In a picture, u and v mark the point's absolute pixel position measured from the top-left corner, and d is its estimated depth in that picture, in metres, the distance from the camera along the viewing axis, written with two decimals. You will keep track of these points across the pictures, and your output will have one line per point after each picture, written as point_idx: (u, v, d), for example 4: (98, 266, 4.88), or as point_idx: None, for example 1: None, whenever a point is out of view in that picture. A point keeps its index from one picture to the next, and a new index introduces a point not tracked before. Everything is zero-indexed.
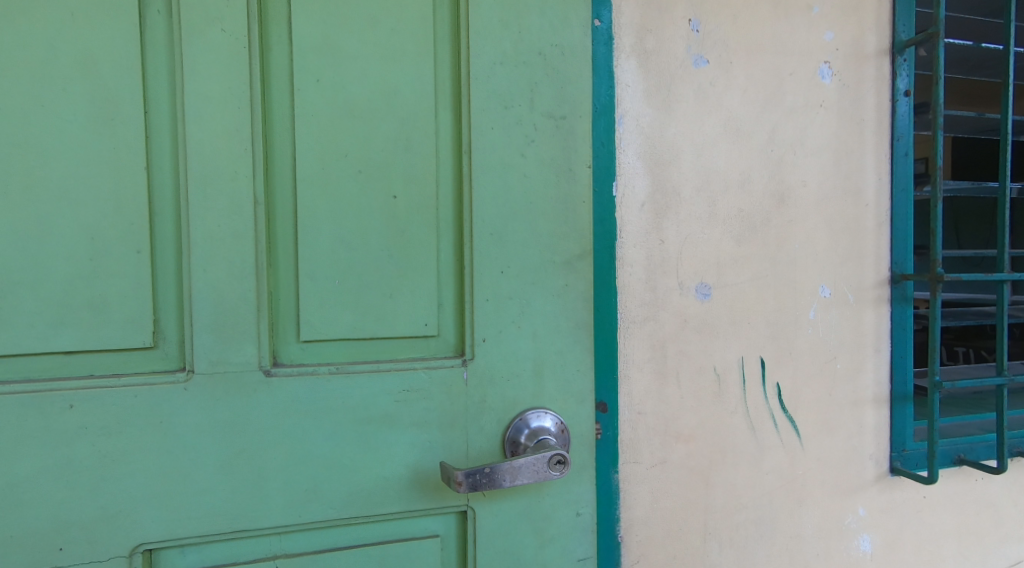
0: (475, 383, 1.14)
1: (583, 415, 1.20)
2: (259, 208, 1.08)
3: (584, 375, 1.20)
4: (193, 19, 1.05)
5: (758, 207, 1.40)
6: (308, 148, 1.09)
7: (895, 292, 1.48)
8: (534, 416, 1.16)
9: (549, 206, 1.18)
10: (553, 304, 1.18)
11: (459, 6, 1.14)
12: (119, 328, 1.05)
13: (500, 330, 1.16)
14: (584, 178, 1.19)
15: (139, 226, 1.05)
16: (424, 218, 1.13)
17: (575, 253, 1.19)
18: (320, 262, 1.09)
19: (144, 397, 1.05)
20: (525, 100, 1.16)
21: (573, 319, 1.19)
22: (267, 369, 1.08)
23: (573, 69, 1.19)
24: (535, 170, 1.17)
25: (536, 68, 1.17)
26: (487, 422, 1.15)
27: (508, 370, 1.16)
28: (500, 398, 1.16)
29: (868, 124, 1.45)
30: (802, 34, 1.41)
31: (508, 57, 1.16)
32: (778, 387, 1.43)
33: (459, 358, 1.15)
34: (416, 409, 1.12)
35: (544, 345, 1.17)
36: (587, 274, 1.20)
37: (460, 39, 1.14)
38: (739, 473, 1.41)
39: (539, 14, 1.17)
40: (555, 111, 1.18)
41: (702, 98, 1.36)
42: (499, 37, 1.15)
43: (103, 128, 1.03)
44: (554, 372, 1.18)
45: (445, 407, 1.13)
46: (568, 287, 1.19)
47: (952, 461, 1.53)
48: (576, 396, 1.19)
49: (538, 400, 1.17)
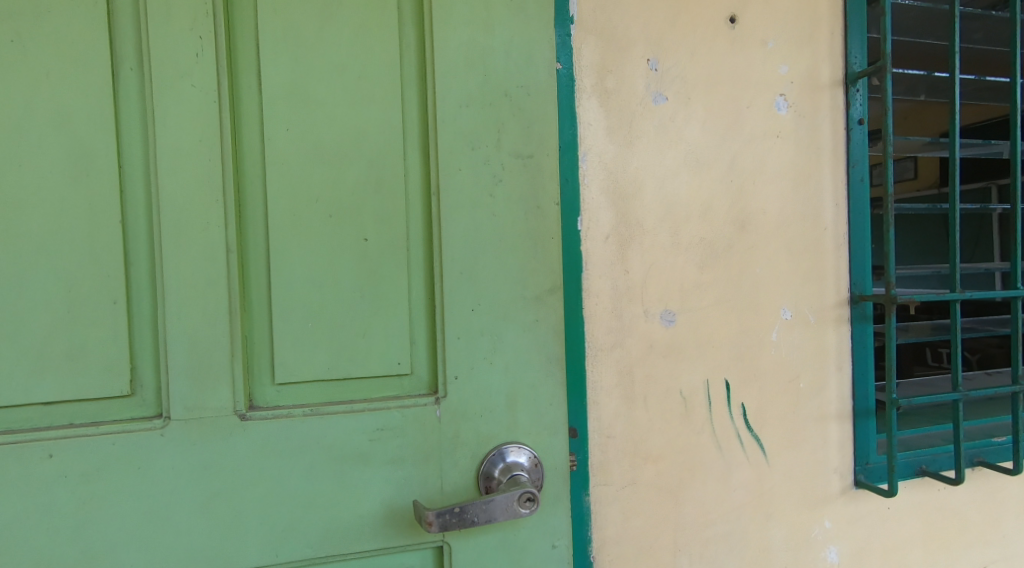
0: (447, 419, 1.16)
1: (557, 447, 1.22)
2: (231, 255, 1.10)
3: (557, 408, 1.21)
4: (164, 73, 1.08)
5: (720, 234, 1.46)
6: (279, 194, 1.11)
7: (855, 311, 1.54)
8: (510, 451, 1.18)
9: (519, 241, 1.18)
10: (524, 339, 1.19)
11: (425, 48, 1.16)
12: (97, 376, 1.07)
13: (473, 366, 1.17)
14: (553, 215, 1.20)
15: (114, 277, 1.07)
16: (395, 258, 1.15)
17: (546, 288, 1.19)
18: (294, 306, 1.12)
19: (121, 444, 1.07)
20: (492, 140, 1.17)
21: (545, 353, 1.20)
22: (242, 413, 1.11)
23: (541, 107, 1.20)
24: (503, 208, 1.18)
25: (502, 108, 1.18)
26: (462, 457, 1.17)
27: (482, 405, 1.17)
28: (474, 433, 1.17)
29: (824, 152, 1.50)
30: (758, 69, 1.45)
31: (474, 98, 1.17)
32: (744, 407, 1.50)
33: (431, 397, 1.16)
34: (390, 447, 1.14)
35: (517, 379, 1.18)
36: (559, 308, 1.20)
37: (426, 82, 1.16)
38: (708, 490, 1.49)
39: (505, 54, 1.18)
40: (523, 149, 1.19)
41: (662, 132, 1.40)
42: (464, 78, 1.16)
43: (79, 183, 1.06)
44: (528, 405, 1.19)
45: (419, 445, 1.15)
46: (539, 321, 1.19)
47: (914, 473, 1.62)
48: (549, 428, 1.20)
49: (512, 433, 1.19)
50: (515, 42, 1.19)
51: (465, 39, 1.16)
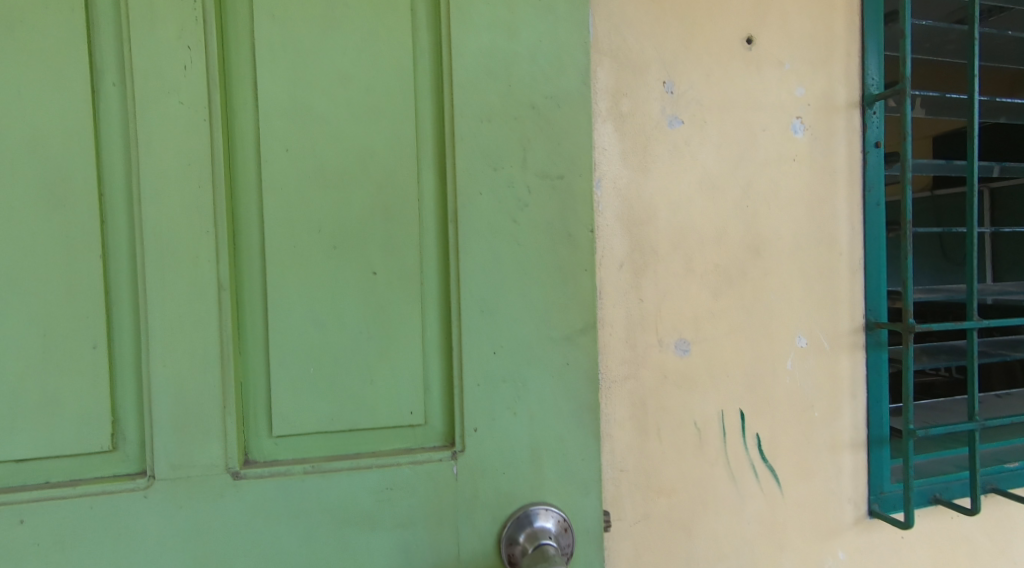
0: (465, 476, 1.04)
1: (590, 508, 1.07)
2: (223, 293, 1.00)
3: (590, 464, 1.07)
4: (148, 91, 0.98)
5: (734, 260, 1.39)
6: (276, 225, 1.01)
7: (870, 337, 1.47)
8: (536, 514, 1.04)
9: (547, 275, 1.06)
10: (553, 385, 1.06)
11: (442, 58, 1.04)
12: (75, 430, 0.97)
13: (495, 418, 1.04)
14: (585, 243, 1.07)
15: (94, 320, 0.97)
16: (406, 293, 1.03)
17: (577, 327, 1.06)
18: (294, 349, 1.01)
19: (100, 507, 0.97)
20: (516, 160, 1.05)
21: (577, 402, 1.06)
22: (235, 471, 1.00)
23: (572, 123, 1.07)
24: (529, 237, 1.05)
25: (527, 124, 1.06)
26: (481, 518, 1.04)
27: (504, 461, 1.04)
28: (495, 492, 1.04)
29: (839, 175, 1.42)
30: (773, 90, 1.38)
31: (495, 112, 1.05)
32: (758, 437, 1.43)
33: (448, 450, 1.04)
34: (400, 509, 1.02)
35: (543, 432, 1.05)
36: (592, 349, 1.07)
37: (444, 93, 1.04)
38: (720, 522, 1.42)
39: (530, 63, 1.06)
40: (551, 169, 1.06)
41: (677, 156, 1.34)
42: (485, 90, 1.04)
43: (55, 214, 0.96)
44: (555, 460, 1.06)
45: (431, 505, 1.03)
46: (570, 365, 1.06)
47: (928, 501, 1.56)
48: (580, 487, 1.06)
49: (537, 493, 1.05)
50: (542, 48, 1.06)
51: (485, 48, 1.04)
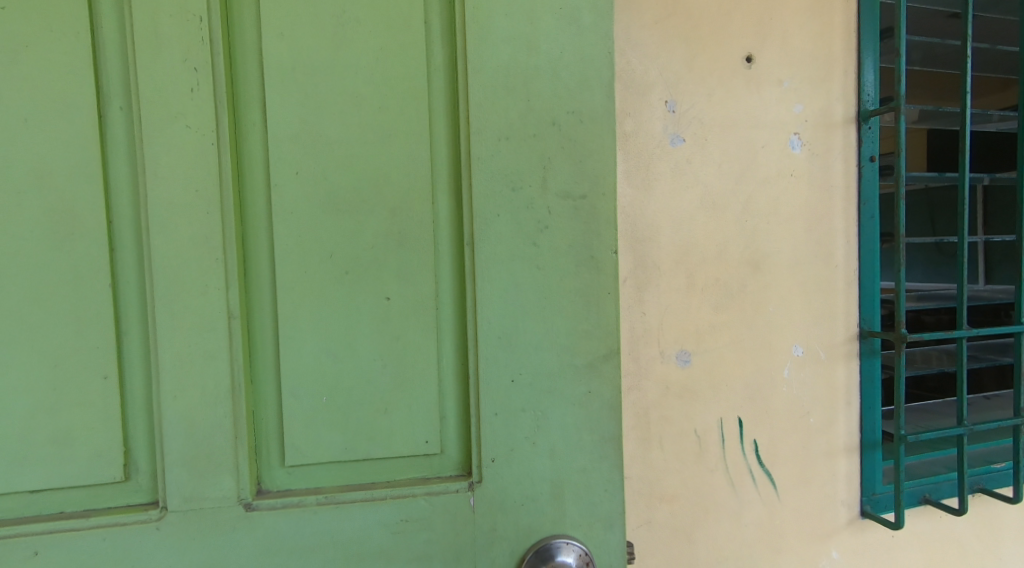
0: (482, 509, 1.04)
1: (613, 542, 1.07)
2: (234, 322, 0.99)
3: (612, 496, 1.07)
4: (155, 117, 0.96)
5: (735, 275, 1.41)
6: (288, 253, 1.00)
7: (864, 345, 1.47)
8: (559, 549, 1.04)
9: (569, 301, 1.05)
10: (574, 413, 1.06)
11: (457, 79, 1.03)
12: (86, 461, 0.97)
13: (513, 448, 1.04)
14: (609, 267, 1.06)
15: (104, 350, 0.96)
16: (421, 322, 1.03)
17: (599, 354, 1.06)
18: (309, 378, 1.01)
19: (112, 540, 0.96)
20: (536, 180, 1.04)
21: (599, 432, 1.06)
22: (248, 502, 0.99)
23: (597, 142, 1.06)
24: (550, 260, 1.05)
25: (548, 142, 1.04)
26: (500, 551, 1.04)
27: (523, 494, 1.05)
28: (514, 526, 1.04)
29: (837, 191, 1.44)
30: (772, 107, 1.39)
31: (515, 130, 1.04)
32: (756, 443, 1.45)
33: (465, 481, 1.04)
34: (415, 542, 1.03)
35: (563, 464, 1.05)
36: (615, 378, 1.07)
37: (458, 113, 1.03)
38: (721, 529, 1.44)
39: (552, 80, 1.04)
40: (574, 190, 1.05)
41: (679, 174, 1.36)
42: (504, 107, 1.03)
43: (62, 243, 0.95)
44: (578, 497, 1.06)
45: (446, 534, 1.03)
46: (592, 395, 1.06)
47: (918, 501, 1.58)
48: (603, 520, 1.07)
49: (558, 527, 1.05)
50: (565, 61, 1.05)
51: (505, 66, 1.03)
